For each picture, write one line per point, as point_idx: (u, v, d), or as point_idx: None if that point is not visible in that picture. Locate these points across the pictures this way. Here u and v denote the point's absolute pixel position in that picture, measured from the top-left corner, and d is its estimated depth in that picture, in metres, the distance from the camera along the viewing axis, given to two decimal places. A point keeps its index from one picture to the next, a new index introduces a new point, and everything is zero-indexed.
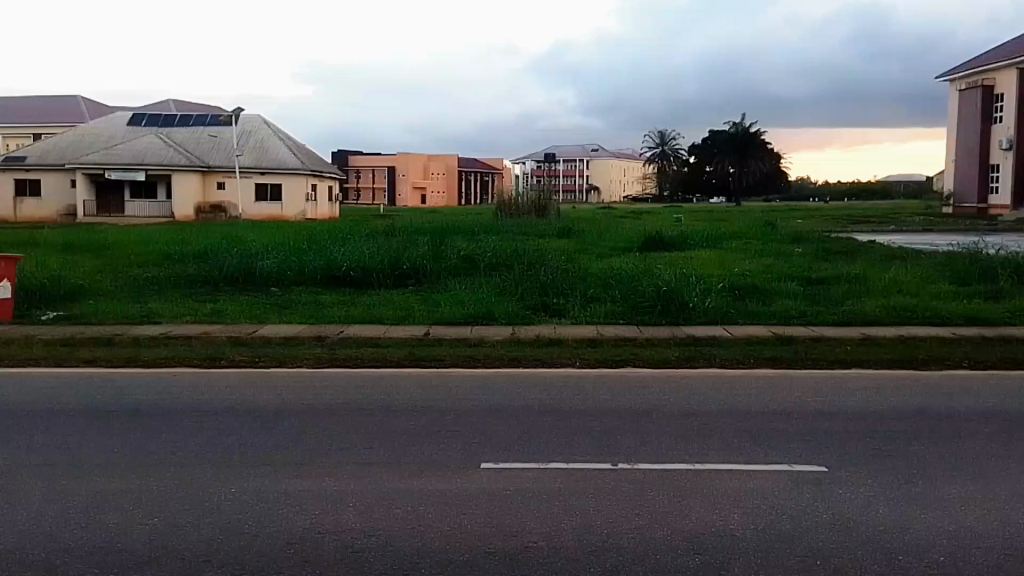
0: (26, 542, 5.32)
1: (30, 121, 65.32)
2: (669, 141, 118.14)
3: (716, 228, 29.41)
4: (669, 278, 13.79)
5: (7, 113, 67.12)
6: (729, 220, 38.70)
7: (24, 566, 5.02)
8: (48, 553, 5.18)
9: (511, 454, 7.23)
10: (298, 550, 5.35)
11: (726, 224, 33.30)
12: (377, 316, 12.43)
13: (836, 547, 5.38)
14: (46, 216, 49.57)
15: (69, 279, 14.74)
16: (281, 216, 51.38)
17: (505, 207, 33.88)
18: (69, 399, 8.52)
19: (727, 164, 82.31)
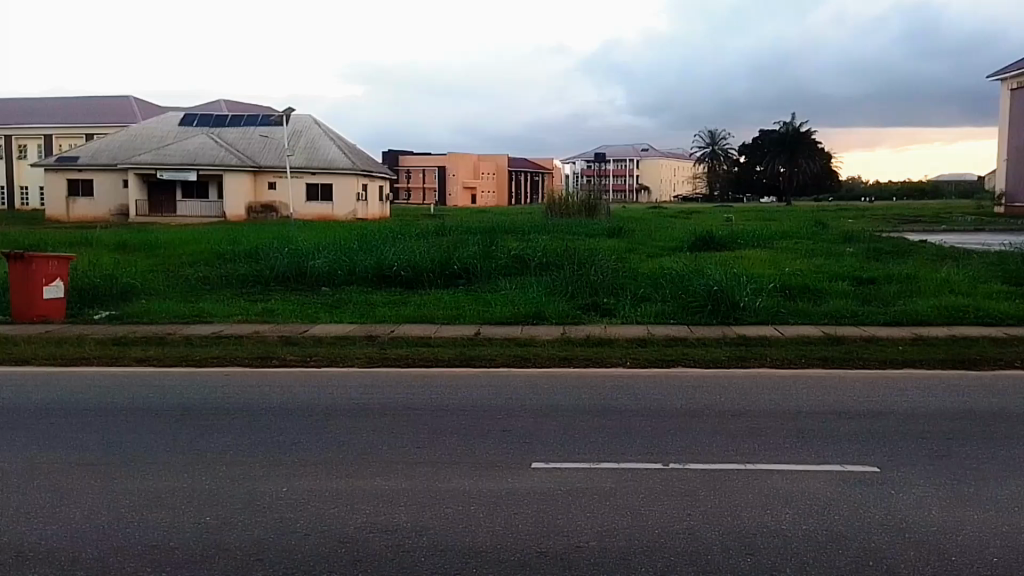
0: (81, 540, 5.42)
1: (84, 122, 66.98)
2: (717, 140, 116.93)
3: (766, 228, 28.91)
4: (718, 277, 13.62)
5: (65, 113, 69.01)
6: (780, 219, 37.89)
7: (78, 564, 5.10)
8: (103, 552, 5.27)
9: (560, 454, 7.18)
10: (347, 549, 5.37)
11: (774, 223, 32.69)
12: (428, 316, 12.47)
13: (889, 547, 5.25)
14: (98, 216, 50.80)
15: (122, 278, 15.01)
16: (331, 216, 51.94)
17: (555, 206, 33.82)
18: (123, 399, 8.70)
19: (777, 165, 80.98)
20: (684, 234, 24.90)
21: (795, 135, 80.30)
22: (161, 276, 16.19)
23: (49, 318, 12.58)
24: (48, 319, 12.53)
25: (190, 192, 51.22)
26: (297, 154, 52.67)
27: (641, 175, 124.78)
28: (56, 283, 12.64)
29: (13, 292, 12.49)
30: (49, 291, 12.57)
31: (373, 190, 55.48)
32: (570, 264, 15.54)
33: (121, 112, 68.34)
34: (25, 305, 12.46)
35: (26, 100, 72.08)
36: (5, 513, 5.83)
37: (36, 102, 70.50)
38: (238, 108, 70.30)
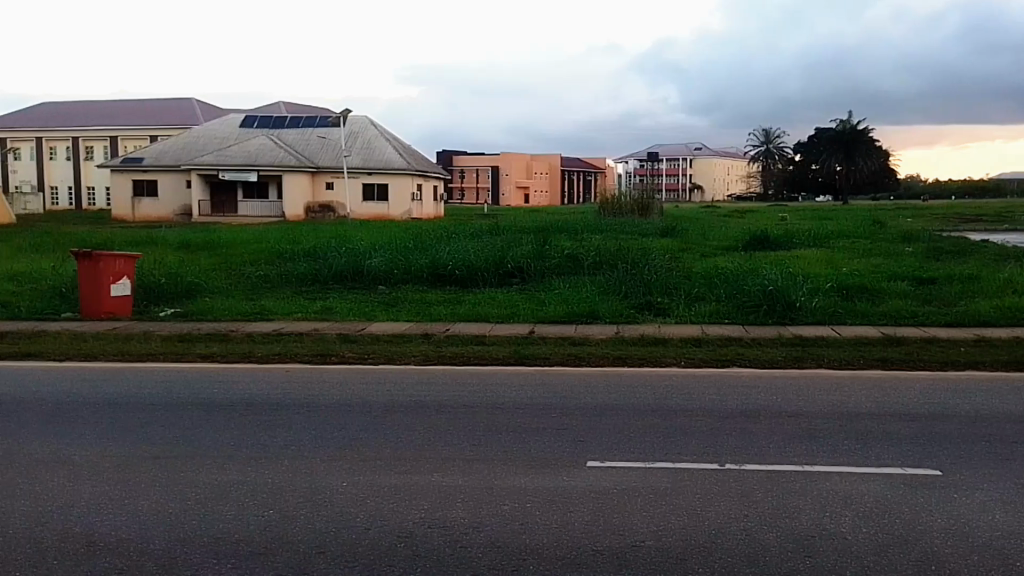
0: (151, 531, 5.67)
1: (148, 124, 68.94)
2: (773, 138, 114.87)
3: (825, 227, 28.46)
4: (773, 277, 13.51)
5: (128, 115, 71.12)
6: (835, 220, 35.88)
7: (149, 553, 5.34)
8: (171, 543, 5.49)
9: (615, 452, 7.23)
10: (406, 544, 5.51)
11: (833, 224, 31.15)
12: (484, 314, 12.61)
13: (953, 552, 5.18)
14: (160, 216, 52.24)
15: (186, 276, 15.52)
16: (387, 215, 52.66)
17: (607, 206, 33.73)
18: (190, 393, 9.02)
19: (834, 163, 79.09)
20: (740, 234, 24.64)
21: (852, 133, 78.67)
22: (223, 275, 16.67)
23: (116, 314, 13.00)
24: (117, 316, 12.98)
25: (251, 193, 52.47)
26: (353, 154, 53.48)
27: (694, 174, 123.17)
28: (123, 280, 13.10)
29: (83, 291, 12.99)
30: (117, 288, 13.04)
31: (427, 189, 56.00)
32: (624, 264, 15.54)
33: (181, 115, 70.16)
34: (94, 302, 12.93)
35: (91, 103, 74.49)
36: (81, 502, 6.12)
37: (102, 104, 72.82)
38: (294, 109, 71.63)
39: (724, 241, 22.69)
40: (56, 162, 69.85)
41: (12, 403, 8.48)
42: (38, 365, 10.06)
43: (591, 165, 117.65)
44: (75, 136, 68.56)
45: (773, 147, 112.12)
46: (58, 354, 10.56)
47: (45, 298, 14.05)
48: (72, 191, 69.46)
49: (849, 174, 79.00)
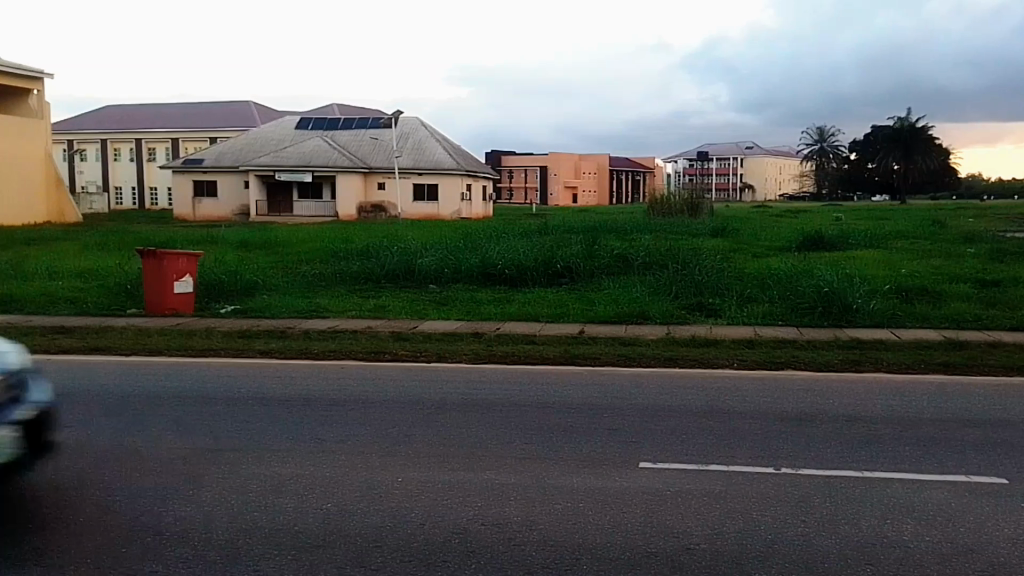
0: (214, 522, 5.82)
1: (207, 126, 70.52)
2: (827, 136, 112.62)
3: (882, 228, 27.90)
4: (829, 277, 13.31)
5: (186, 117, 72.88)
6: (892, 220, 35.09)
7: (212, 543, 5.49)
8: (233, 534, 5.63)
9: (668, 453, 7.21)
10: (461, 541, 5.58)
11: (889, 224, 30.89)
12: (533, 313, 12.67)
13: (1019, 563, 5.06)
14: (219, 216, 53.38)
15: (244, 274, 15.87)
16: (436, 215, 53.09)
17: (657, 206, 33.50)
18: (250, 388, 9.22)
19: (892, 162, 77.24)
20: (792, 234, 24.30)
21: (912, 130, 76.51)
22: (279, 273, 17.02)
23: (178, 310, 13.31)
24: (178, 313, 13.30)
25: (307, 193, 53.40)
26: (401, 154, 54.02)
27: (744, 173, 121.42)
28: (186, 278, 13.44)
29: (148, 289, 13.35)
30: (180, 285, 13.38)
31: (475, 190, 56.28)
32: (674, 264, 15.45)
33: (237, 118, 71.66)
34: (158, 300, 13.28)
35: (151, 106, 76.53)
36: (147, 492, 6.31)
37: (161, 107, 74.76)
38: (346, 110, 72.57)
39: (777, 241, 22.42)
40: (119, 163, 71.78)
41: (82, 397, 8.75)
42: (104, 360, 10.39)
43: (638, 164, 116.84)
44: (137, 138, 70.40)
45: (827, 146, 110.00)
46: (123, 349, 10.87)
47: (111, 295, 14.50)
48: (134, 191, 71.34)
49: (908, 172, 76.95)
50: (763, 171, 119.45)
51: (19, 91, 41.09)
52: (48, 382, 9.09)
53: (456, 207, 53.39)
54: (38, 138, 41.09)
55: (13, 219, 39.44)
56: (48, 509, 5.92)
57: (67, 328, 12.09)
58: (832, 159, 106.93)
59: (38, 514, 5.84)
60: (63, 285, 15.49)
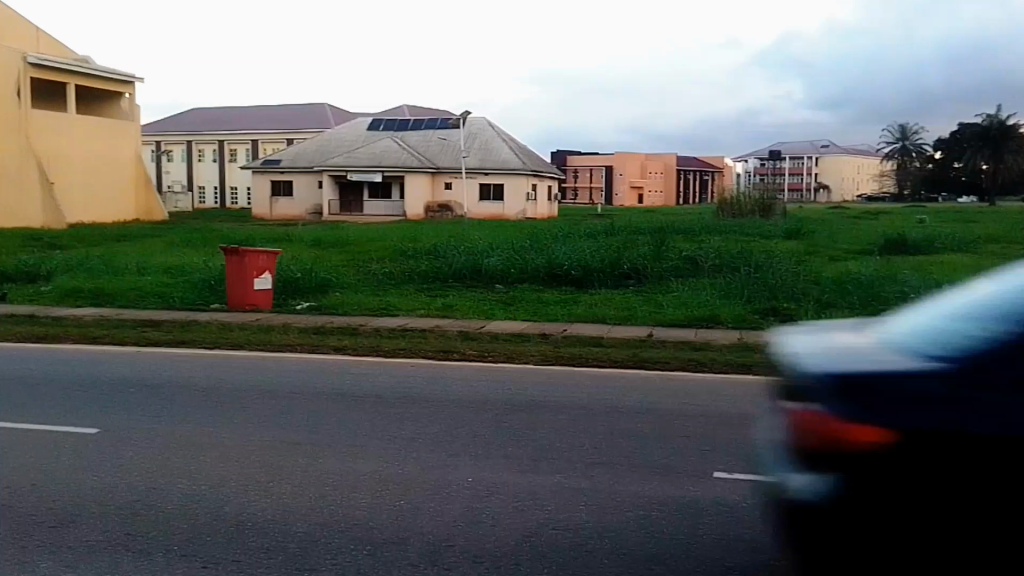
0: (291, 515, 5.80)
1: (286, 128, 71.97)
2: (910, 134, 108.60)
3: (969, 231, 26.78)
4: (916, 283, 12.81)
5: (261, 119, 74.61)
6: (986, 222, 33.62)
7: (290, 536, 5.48)
8: (313, 526, 5.65)
9: (743, 462, 7.00)
10: (531, 545, 5.47)
11: (982, 227, 29.59)
12: (600, 315, 12.53)
13: None
14: (296, 216, 54.45)
15: (319, 271, 15.99)
16: (502, 215, 53.25)
17: (728, 207, 32.92)
18: (322, 382, 9.13)
19: (981, 161, 74.16)
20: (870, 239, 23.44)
21: (1002, 127, 73.12)
22: (351, 271, 17.17)
23: (258, 306, 13.49)
24: (258, 308, 13.47)
25: (378, 193, 54.10)
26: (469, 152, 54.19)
27: (818, 173, 117.98)
28: (265, 275, 13.57)
29: (229, 283, 13.56)
30: (260, 282, 13.52)
31: (541, 189, 56.17)
32: (748, 267, 15.09)
33: (310, 121, 73.03)
34: (239, 295, 13.48)
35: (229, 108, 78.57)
36: (225, 483, 6.31)
37: (238, 110, 76.68)
38: (417, 112, 73.17)
39: (857, 245, 21.73)
40: (203, 163, 73.63)
41: (166, 386, 8.76)
42: (187, 351, 10.46)
43: (706, 164, 114.68)
44: (218, 139, 72.21)
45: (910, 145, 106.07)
46: (206, 341, 10.91)
47: (195, 289, 14.72)
48: (216, 191, 73.08)
49: (997, 172, 73.81)
50: (837, 170, 115.83)
51: (112, 93, 42.80)
52: (134, 373, 9.21)
53: (522, 206, 53.40)
54: (127, 143, 41.96)
55: (100, 217, 40.61)
56: (138, 496, 6.00)
57: (156, 321, 12.27)
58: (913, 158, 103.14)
59: (129, 500, 5.93)
60: (152, 280, 15.90)
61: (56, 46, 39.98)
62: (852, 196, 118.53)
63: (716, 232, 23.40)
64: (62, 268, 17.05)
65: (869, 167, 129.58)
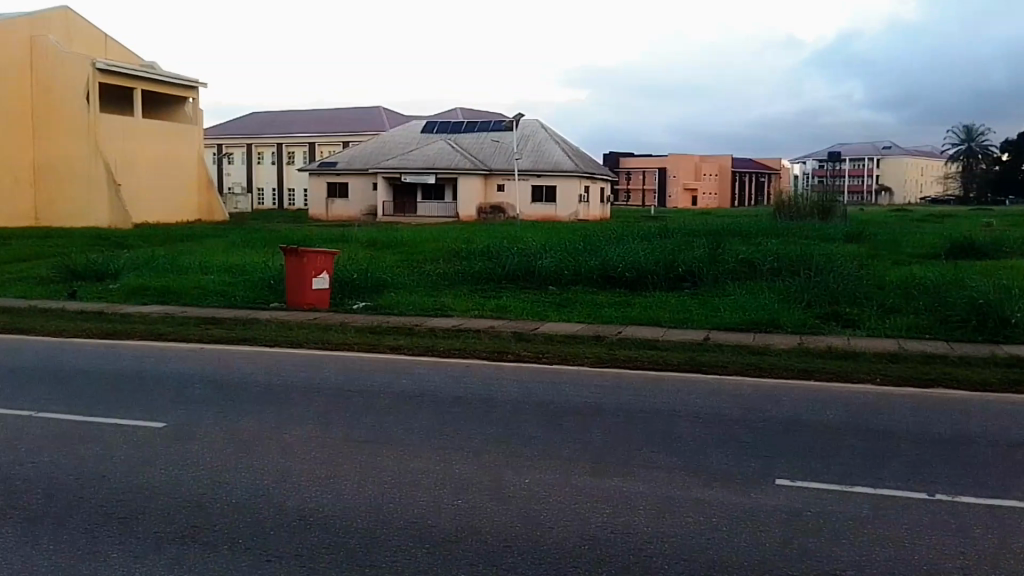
0: (351, 511, 5.85)
1: (343, 131, 72.90)
2: (977, 135, 105.19)
3: None
4: (985, 289, 12.41)
5: (317, 122, 75.88)
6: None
7: (351, 532, 5.54)
8: (373, 523, 5.68)
9: (805, 470, 6.84)
10: (590, 547, 5.43)
11: None
12: (655, 317, 12.42)
13: None
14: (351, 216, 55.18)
15: (375, 272, 16.16)
16: (555, 216, 53.23)
17: (786, 209, 32.37)
18: (380, 381, 9.18)
19: None
20: (936, 242, 22.76)
21: None
22: (406, 272, 17.33)
23: (316, 306, 13.67)
24: (316, 308, 13.64)
25: (431, 195, 54.55)
26: (520, 154, 54.27)
27: (880, 175, 115.16)
28: (323, 275, 13.72)
29: (289, 283, 13.78)
30: (317, 282, 13.69)
31: (593, 191, 55.99)
32: (808, 271, 14.81)
33: (364, 124, 74.01)
34: (298, 294, 13.68)
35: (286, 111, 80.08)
36: (287, 478, 6.38)
37: (295, 113, 78.11)
38: (471, 114, 73.48)
39: (923, 248, 21.15)
40: (263, 166, 74.99)
41: (230, 382, 8.91)
42: (247, 349, 10.59)
43: (762, 167, 112.97)
44: (277, 142, 73.64)
45: (976, 145, 102.84)
46: (267, 340, 11.08)
47: (256, 288, 14.99)
48: (275, 192, 74.41)
49: None
50: (898, 172, 112.84)
51: (178, 98, 43.92)
52: (199, 370, 9.39)
53: (575, 208, 53.29)
54: (193, 144, 43.17)
55: (165, 218, 41.65)
56: (206, 490, 6.10)
57: (218, 319, 12.53)
58: (981, 159, 99.93)
59: (196, 494, 6.05)
60: (215, 279, 16.26)
61: (124, 52, 41.29)
62: (915, 198, 115.39)
63: (775, 234, 22.99)
64: (129, 268, 17.49)
65: (933, 168, 126.02)
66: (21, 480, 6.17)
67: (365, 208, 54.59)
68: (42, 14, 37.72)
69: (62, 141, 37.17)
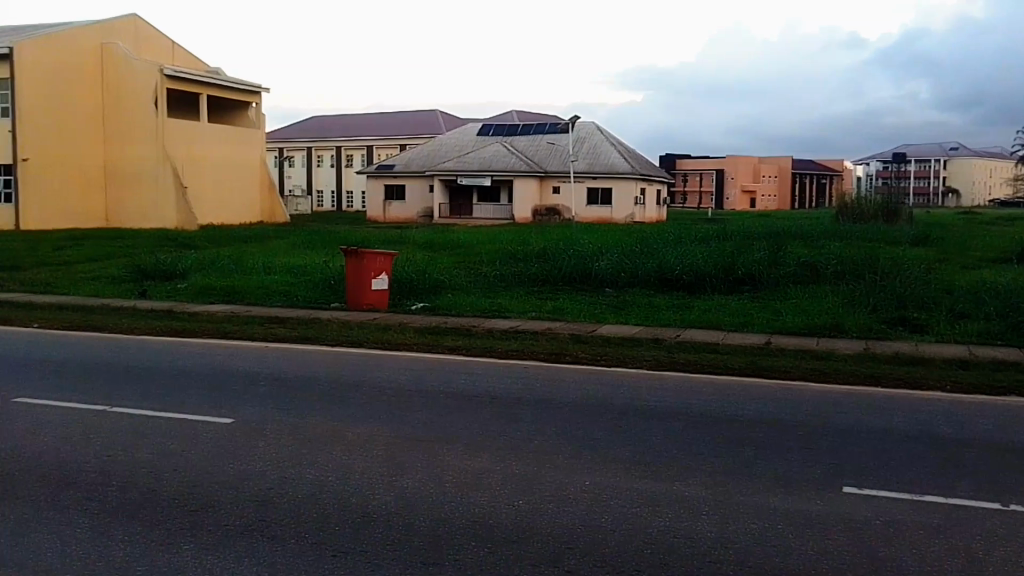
0: (413, 509, 5.90)
1: (399, 133, 73.66)
2: None
3: None
4: None
5: (375, 125, 76.90)
6: None
7: (414, 529, 5.59)
8: (436, 521, 5.72)
9: (872, 479, 6.67)
10: (652, 551, 5.37)
11: None
12: (715, 321, 12.24)
13: None
14: (408, 219, 55.72)
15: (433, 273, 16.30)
16: (610, 219, 53.00)
17: (850, 211, 31.67)
18: (440, 381, 9.25)
19: None
20: (1008, 245, 22.00)
21: None
22: (463, 273, 17.44)
23: (375, 307, 13.83)
24: (376, 308, 13.81)
25: (486, 197, 54.74)
26: (575, 157, 54.16)
27: (947, 176, 111.69)
28: (382, 276, 13.89)
29: (349, 282, 13.98)
30: (377, 282, 13.86)
31: (649, 194, 55.60)
32: (874, 274, 14.47)
33: (420, 128, 74.72)
34: (358, 294, 13.86)
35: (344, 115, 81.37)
36: (350, 475, 6.45)
37: (353, 117, 79.34)
38: (526, 117, 73.57)
39: (994, 251, 20.46)
40: (322, 168, 76.25)
41: (292, 381, 9.07)
42: (309, 349, 10.75)
43: (822, 169, 110.63)
44: (336, 146, 74.89)
45: None
46: (328, 339, 11.23)
47: (317, 289, 15.24)
48: (333, 195, 75.67)
49: None
50: (966, 173, 109.29)
51: (242, 103, 44.95)
52: (264, 368, 9.56)
53: (631, 210, 52.98)
54: (253, 148, 44.09)
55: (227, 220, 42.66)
56: (273, 486, 6.21)
57: (281, 319, 12.77)
58: None
59: (262, 489, 6.16)
60: (277, 279, 16.58)
61: (191, 59, 42.36)
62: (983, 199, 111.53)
63: (837, 237, 22.50)
64: (195, 268, 17.92)
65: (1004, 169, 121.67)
66: (96, 473, 6.36)
67: (422, 211, 55.11)
68: (113, 22, 39.03)
69: (129, 145, 38.38)
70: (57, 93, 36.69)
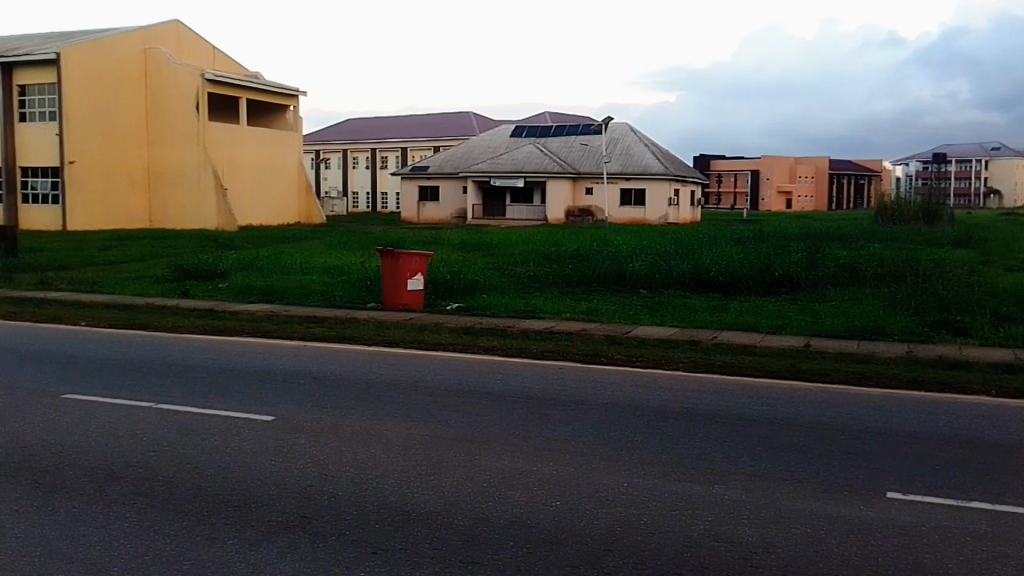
0: (454, 508, 5.93)
1: (432, 134, 74.02)
2: None
3: None
4: None
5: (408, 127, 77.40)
6: None
7: (455, 528, 5.61)
8: (475, 521, 5.74)
9: (915, 484, 6.57)
10: (692, 555, 5.35)
11: None
12: (751, 323, 12.15)
13: None
14: (442, 220, 56.01)
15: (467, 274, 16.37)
16: (643, 220, 52.76)
17: (890, 212, 31.18)
18: (477, 381, 9.29)
19: None
20: None
21: None
22: (498, 274, 17.50)
23: (411, 307, 13.92)
24: (412, 308, 13.91)
25: (518, 199, 54.81)
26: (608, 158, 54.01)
27: (988, 176, 109.44)
28: (418, 276, 13.97)
29: (385, 282, 14.09)
30: (412, 283, 13.94)
31: (682, 195, 55.25)
32: (915, 276, 14.25)
33: (452, 129, 75.03)
34: (394, 294, 13.96)
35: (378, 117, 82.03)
36: (391, 474, 6.50)
37: (386, 119, 79.94)
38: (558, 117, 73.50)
39: None
40: (356, 170, 76.93)
41: (331, 380, 9.16)
42: (348, 348, 10.86)
43: (858, 169, 109.06)
44: (370, 148, 75.52)
45: None
46: (364, 339, 11.33)
47: (354, 289, 15.39)
48: (368, 196, 76.30)
49: None
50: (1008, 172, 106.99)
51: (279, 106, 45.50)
52: (305, 367, 9.68)
53: (664, 211, 52.69)
54: (289, 150, 44.56)
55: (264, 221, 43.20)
56: (314, 483, 6.28)
57: (319, 318, 12.91)
58: None
59: (304, 486, 6.24)
60: (314, 279, 16.77)
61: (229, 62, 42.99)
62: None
63: (875, 239, 22.22)
64: (235, 268, 18.19)
65: None
66: (144, 468, 6.49)
67: (456, 212, 55.40)
68: (154, 27, 39.73)
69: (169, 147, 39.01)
70: (102, 96, 37.39)
